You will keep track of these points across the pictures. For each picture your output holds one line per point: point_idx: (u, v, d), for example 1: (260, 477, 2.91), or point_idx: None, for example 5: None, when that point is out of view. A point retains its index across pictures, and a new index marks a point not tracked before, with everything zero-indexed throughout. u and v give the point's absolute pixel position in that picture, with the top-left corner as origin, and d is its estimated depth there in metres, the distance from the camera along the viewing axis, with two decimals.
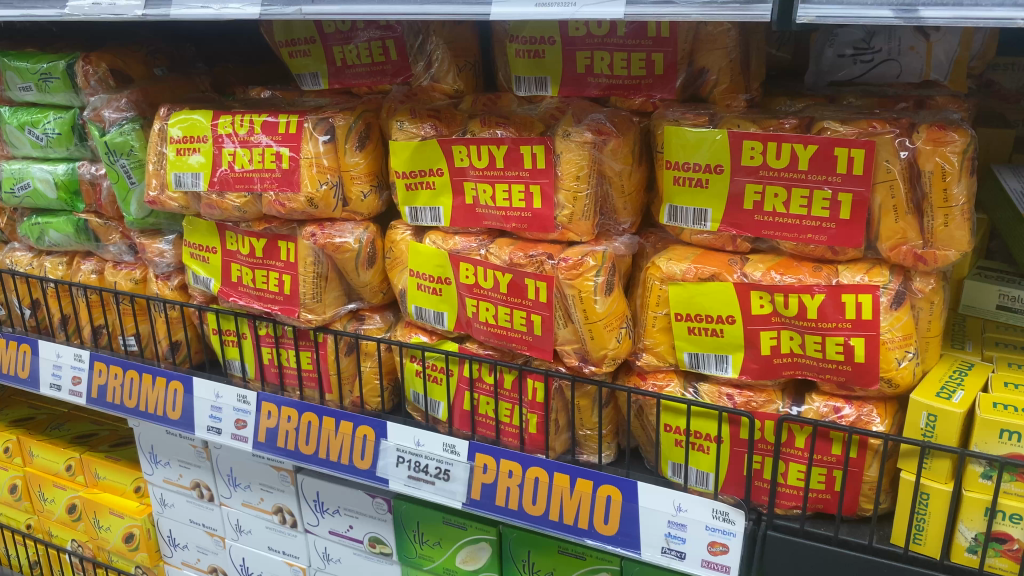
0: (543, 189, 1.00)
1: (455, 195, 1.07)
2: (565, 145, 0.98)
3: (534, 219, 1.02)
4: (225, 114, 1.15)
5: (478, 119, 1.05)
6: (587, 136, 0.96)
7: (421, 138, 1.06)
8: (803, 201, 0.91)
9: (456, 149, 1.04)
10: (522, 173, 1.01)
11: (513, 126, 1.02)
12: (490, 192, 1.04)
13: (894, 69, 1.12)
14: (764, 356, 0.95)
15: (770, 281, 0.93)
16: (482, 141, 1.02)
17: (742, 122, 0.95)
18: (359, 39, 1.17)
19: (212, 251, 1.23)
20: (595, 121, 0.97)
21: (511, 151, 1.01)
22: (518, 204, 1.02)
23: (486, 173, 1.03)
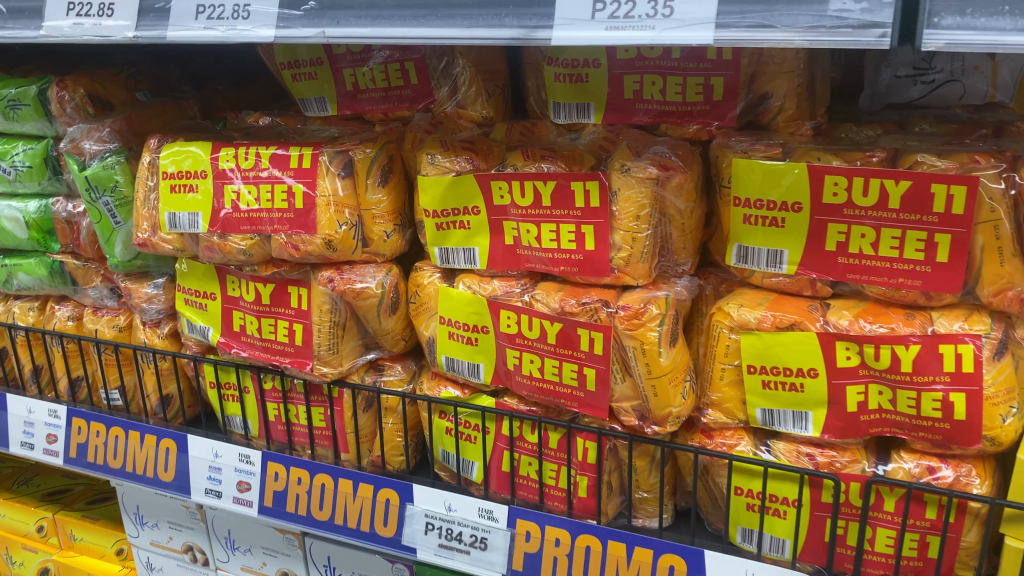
0: (597, 230, 0.90)
1: (493, 235, 0.96)
2: (624, 181, 0.87)
3: (585, 262, 0.91)
4: (227, 146, 1.03)
5: (519, 152, 0.95)
6: (652, 171, 0.86)
7: (454, 172, 0.95)
8: (894, 242, 0.83)
9: (495, 185, 0.93)
10: (572, 211, 0.91)
11: (561, 159, 0.92)
12: (535, 233, 0.93)
13: (957, 90, 1.03)
14: (850, 412, 0.87)
15: (859, 330, 0.84)
16: (526, 176, 0.91)
17: (821, 155, 0.86)
18: (373, 61, 1.05)
19: (210, 297, 1.11)
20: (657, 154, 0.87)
21: (560, 188, 0.90)
22: (568, 245, 0.92)
23: (530, 212, 0.93)
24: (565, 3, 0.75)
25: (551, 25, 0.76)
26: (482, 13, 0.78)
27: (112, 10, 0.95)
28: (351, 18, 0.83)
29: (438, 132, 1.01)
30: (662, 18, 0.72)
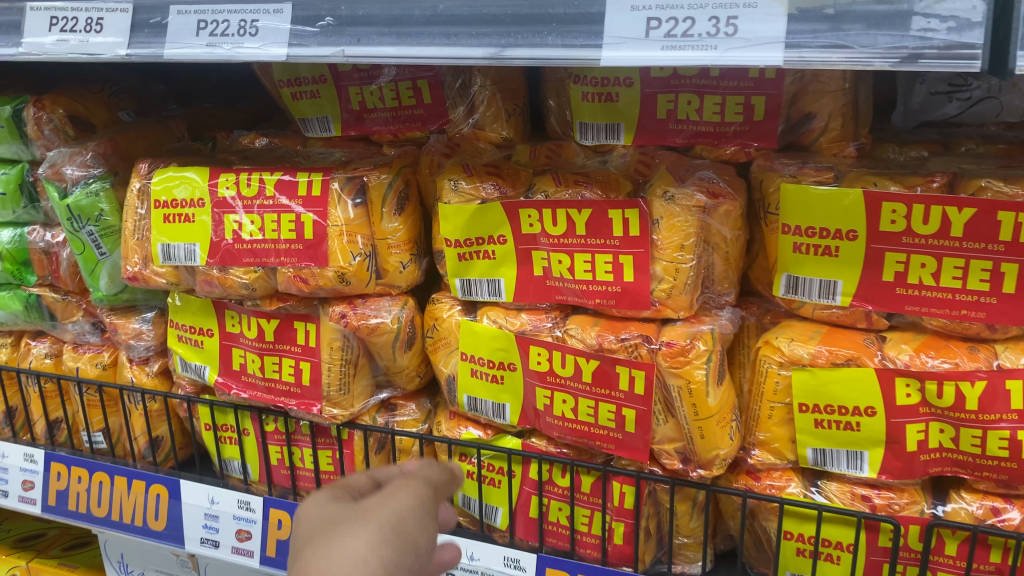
0: (636, 260, 0.83)
1: (521, 266, 0.89)
2: (668, 209, 0.82)
3: (623, 294, 0.85)
4: (226, 171, 0.95)
5: (550, 177, 0.88)
6: (700, 199, 0.81)
7: (480, 200, 0.88)
8: (957, 272, 0.78)
9: (523, 213, 0.87)
10: (609, 240, 0.84)
11: (596, 185, 0.85)
12: (568, 263, 0.86)
13: (994, 107, 0.99)
14: (910, 451, 0.82)
15: (920, 365, 0.79)
16: (558, 203, 0.85)
17: (876, 179, 0.81)
18: (383, 79, 0.98)
19: (207, 334, 1.02)
20: (704, 180, 0.82)
21: (597, 215, 0.84)
22: (604, 277, 0.85)
23: (562, 242, 0.86)
24: (615, 21, 0.69)
25: (600, 44, 0.70)
26: (522, 31, 0.72)
27: (101, 26, 0.86)
28: (373, 36, 0.76)
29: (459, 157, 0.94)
30: (725, 36, 0.67)
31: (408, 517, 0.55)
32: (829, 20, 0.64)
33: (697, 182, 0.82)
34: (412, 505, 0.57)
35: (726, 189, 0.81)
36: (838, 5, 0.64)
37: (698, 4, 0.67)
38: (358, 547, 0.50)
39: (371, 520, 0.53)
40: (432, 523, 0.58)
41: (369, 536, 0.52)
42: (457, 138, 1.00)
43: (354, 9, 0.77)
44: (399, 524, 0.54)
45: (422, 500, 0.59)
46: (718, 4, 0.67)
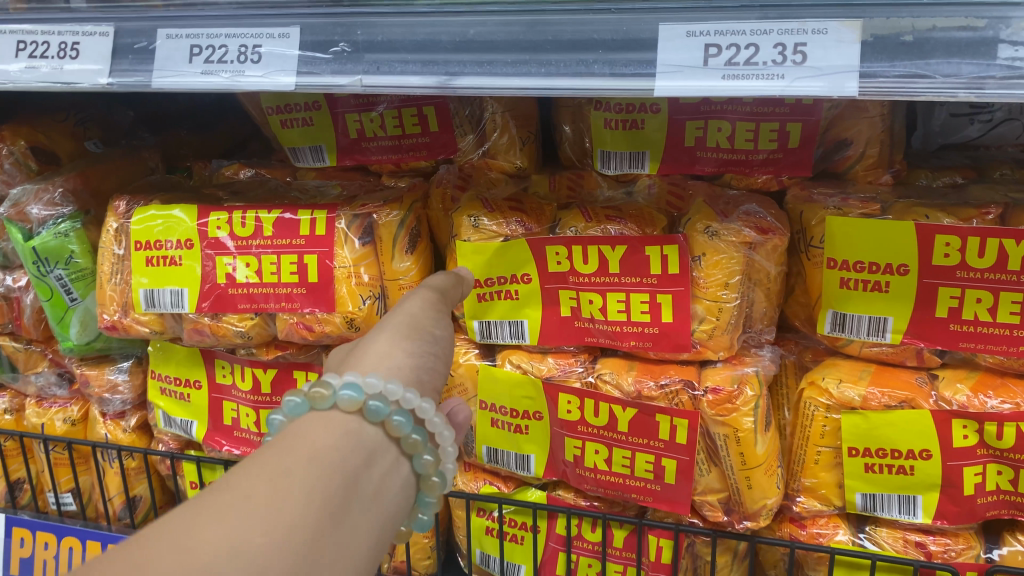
0: (676, 299, 0.78)
1: (547, 308, 0.82)
2: (711, 245, 0.77)
3: (661, 336, 0.79)
4: (216, 208, 0.86)
5: (577, 212, 0.83)
6: (748, 235, 0.76)
7: (503, 238, 0.81)
8: (1015, 307, 0.74)
9: (551, 251, 0.80)
10: (645, 278, 0.78)
11: (631, 220, 0.80)
12: (600, 303, 0.80)
13: (1015, 129, 0.96)
14: (966, 495, 0.78)
15: (978, 406, 0.75)
16: (589, 239, 0.79)
17: (925, 210, 0.77)
18: (384, 106, 0.90)
19: (194, 385, 0.94)
20: (751, 217, 0.77)
21: (632, 252, 0.78)
22: (639, 317, 0.79)
23: (592, 280, 0.80)
24: (670, 48, 0.64)
25: (653, 73, 0.64)
26: (565, 59, 0.66)
27: (76, 51, 0.77)
28: (395, 64, 0.69)
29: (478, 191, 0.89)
30: (793, 65, 0.61)
31: (420, 315, 0.60)
32: (907, 48, 0.59)
33: (740, 217, 0.78)
34: (420, 305, 0.61)
35: (771, 224, 0.77)
36: (917, 32, 0.59)
37: (762, 29, 0.62)
38: (380, 345, 0.56)
39: (386, 324, 0.58)
40: (441, 313, 0.62)
41: (391, 334, 0.57)
42: (467, 169, 0.94)
43: (372, 34, 0.70)
44: (412, 321, 0.58)
45: (429, 299, 0.63)
46: (784, 30, 0.61)
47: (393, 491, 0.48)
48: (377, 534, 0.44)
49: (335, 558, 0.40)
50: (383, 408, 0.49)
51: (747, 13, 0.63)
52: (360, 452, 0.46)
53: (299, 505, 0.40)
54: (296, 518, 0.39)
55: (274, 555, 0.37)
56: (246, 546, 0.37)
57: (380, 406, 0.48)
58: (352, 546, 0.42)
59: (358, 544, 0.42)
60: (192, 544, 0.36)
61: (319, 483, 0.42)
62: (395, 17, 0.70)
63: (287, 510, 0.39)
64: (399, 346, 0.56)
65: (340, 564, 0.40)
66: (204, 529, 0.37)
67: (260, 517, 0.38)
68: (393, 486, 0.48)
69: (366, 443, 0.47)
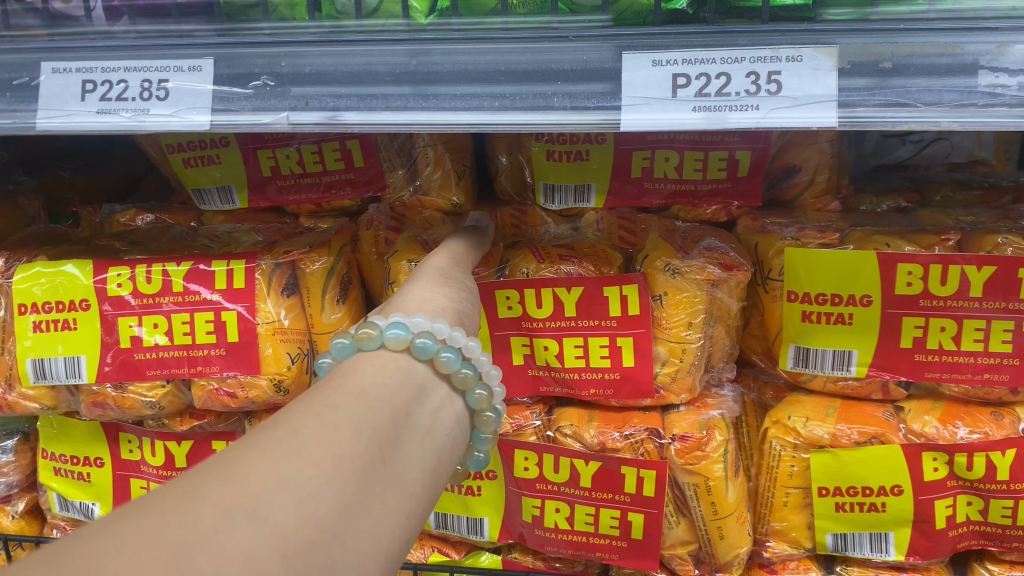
0: (637, 342, 0.73)
1: (497, 358, 0.76)
2: (672, 283, 0.72)
3: (622, 382, 0.74)
4: (115, 262, 0.76)
5: (528, 250, 0.77)
6: (712, 272, 0.72)
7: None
8: (979, 334, 0.72)
9: (501, 295, 0.74)
10: (604, 321, 0.73)
11: (586, 260, 0.75)
12: (556, 350, 0.74)
13: (944, 148, 0.97)
14: (939, 529, 0.75)
15: (948, 438, 0.73)
16: (541, 281, 0.73)
17: (884, 239, 0.75)
18: (303, 140, 0.82)
19: (95, 463, 0.83)
20: (713, 252, 0.73)
21: (589, 294, 0.72)
22: (599, 362, 0.74)
23: (548, 325, 0.74)
24: (636, 78, 0.59)
25: (617, 106, 0.59)
26: (519, 92, 0.60)
27: None
28: (326, 98, 0.61)
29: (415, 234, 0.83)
30: (768, 95, 0.57)
31: (450, 270, 0.59)
32: (886, 75, 0.56)
33: (702, 253, 0.74)
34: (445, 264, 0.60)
35: (734, 260, 0.73)
36: (896, 58, 0.56)
37: (733, 57, 0.58)
38: (420, 293, 0.54)
39: (421, 274, 0.57)
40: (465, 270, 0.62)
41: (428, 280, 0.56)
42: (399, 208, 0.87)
43: (298, 65, 0.62)
44: (444, 272, 0.58)
45: (452, 259, 0.62)
46: (756, 58, 0.57)
47: (444, 426, 0.42)
48: (431, 471, 0.38)
49: (391, 495, 0.34)
50: (432, 344, 0.44)
51: (715, 40, 0.58)
52: (406, 388, 0.41)
53: (351, 435, 0.34)
54: (347, 448, 0.33)
55: (331, 485, 0.31)
56: (300, 474, 0.30)
57: (428, 341, 0.44)
58: (407, 484, 0.36)
59: (417, 478, 0.36)
60: (239, 473, 0.29)
61: (368, 416, 0.36)
62: (325, 47, 0.62)
63: (338, 437, 0.33)
64: (439, 290, 0.54)
65: (397, 500, 0.34)
66: (248, 458, 0.30)
67: (309, 444, 0.32)
68: (447, 422, 0.43)
69: (417, 378, 0.42)
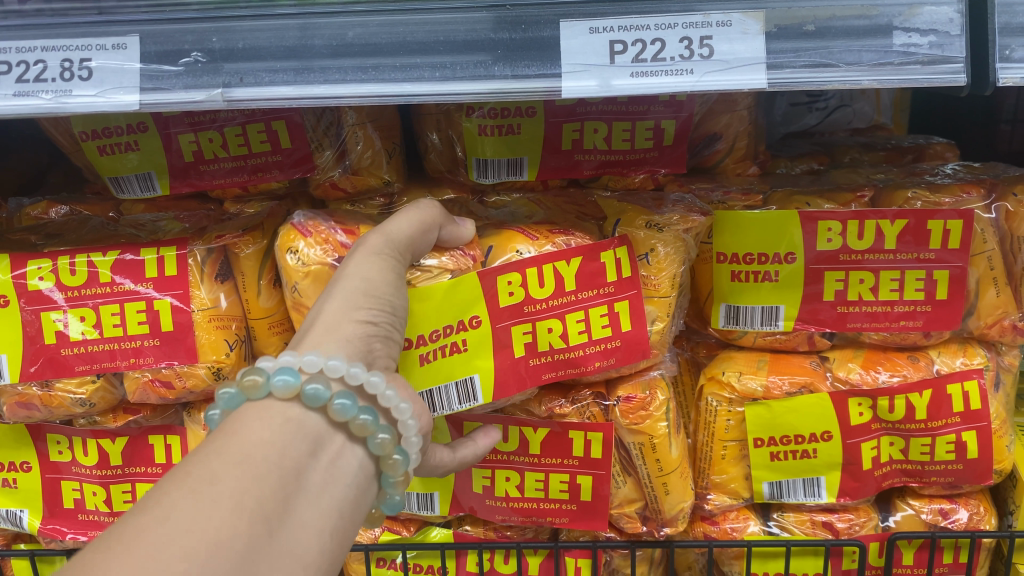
0: (633, 304, 0.73)
1: (500, 353, 0.71)
2: (660, 239, 0.75)
3: (628, 348, 0.73)
4: (35, 255, 0.73)
5: (503, 231, 0.74)
6: (693, 219, 0.76)
7: (450, 273, 0.69)
8: (894, 284, 0.78)
9: (503, 281, 0.70)
10: (602, 289, 0.72)
11: (572, 231, 0.74)
12: (559, 330, 0.72)
13: (847, 115, 1.04)
14: (866, 470, 0.80)
15: (871, 383, 0.78)
16: (548, 257, 0.70)
17: (807, 199, 0.78)
18: (226, 122, 0.80)
19: (21, 468, 0.79)
20: (684, 204, 0.78)
21: (588, 263, 0.71)
22: (602, 333, 0.73)
23: (550, 304, 0.71)
24: (574, 46, 0.60)
25: (557, 73, 0.60)
26: (461, 61, 0.60)
27: None
28: (262, 73, 0.60)
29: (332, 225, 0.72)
30: (700, 59, 0.59)
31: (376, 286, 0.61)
32: (810, 37, 0.59)
33: (679, 206, 0.78)
34: (378, 262, 0.62)
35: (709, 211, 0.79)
36: (818, 21, 0.59)
37: (666, 24, 0.60)
38: (333, 315, 0.59)
39: (338, 291, 0.61)
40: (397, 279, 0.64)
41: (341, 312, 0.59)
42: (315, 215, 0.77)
43: (230, 40, 0.60)
44: (366, 288, 0.60)
45: (388, 251, 0.63)
46: (688, 23, 0.60)
47: (334, 481, 0.50)
48: (318, 531, 0.46)
49: (267, 562, 0.41)
50: (321, 390, 0.52)
51: (649, 7, 0.60)
52: (293, 450, 0.48)
53: (225, 518, 0.41)
54: (220, 529, 0.40)
55: (199, 567, 0.38)
56: (167, 565, 0.37)
57: (317, 389, 0.51)
58: (285, 550, 0.43)
59: (296, 542, 0.44)
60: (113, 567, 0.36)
61: (245, 493, 0.43)
62: (256, 20, 0.61)
63: (214, 519, 0.40)
64: (345, 335, 0.58)
65: (276, 565, 0.42)
66: (124, 550, 0.37)
67: (181, 531, 0.39)
68: (341, 468, 0.51)
69: (305, 431, 0.50)
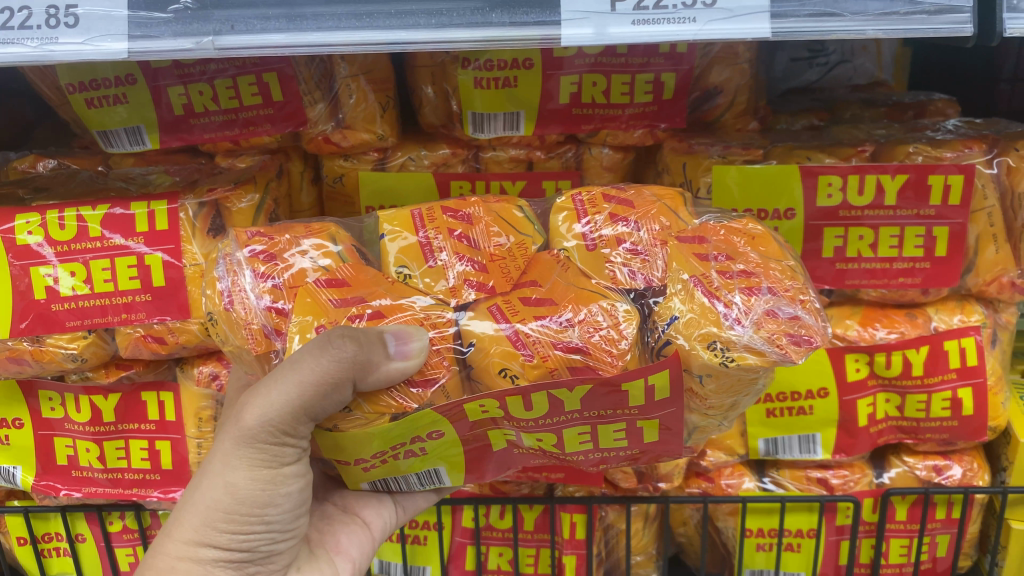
0: (663, 423, 0.61)
1: (470, 452, 0.64)
2: (717, 367, 0.56)
3: (639, 450, 0.64)
4: (22, 209, 0.71)
5: (494, 322, 0.56)
6: (771, 358, 0.55)
7: (389, 416, 0.56)
8: (893, 241, 0.77)
9: (472, 409, 0.57)
10: (622, 411, 0.59)
11: (593, 338, 0.55)
12: (555, 441, 0.62)
13: (848, 71, 1.02)
14: (861, 427, 0.80)
15: (869, 339, 0.78)
16: (534, 388, 0.55)
17: (807, 153, 0.78)
18: (217, 75, 0.78)
19: (13, 425, 0.78)
20: (777, 318, 0.56)
21: (601, 390, 0.56)
22: (611, 442, 0.63)
23: (543, 423, 0.59)
24: None
25: (556, 21, 0.58)
26: (456, 8, 0.59)
27: None
28: (254, 20, 0.59)
29: (257, 295, 0.58)
30: (703, 7, 0.58)
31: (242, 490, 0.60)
32: None
33: (764, 319, 0.56)
34: (249, 471, 0.60)
35: (816, 331, 0.57)
36: None
37: None
38: (191, 537, 0.61)
39: (202, 504, 0.61)
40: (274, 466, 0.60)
41: (203, 522, 0.61)
42: (254, 239, 0.62)
43: None
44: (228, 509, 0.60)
45: (266, 451, 0.60)
46: None
47: None
48: None
49: None
50: None
51: None
52: None
53: None
54: None
55: None
56: None
57: None
58: None
59: None
60: None
61: None
62: None
63: None
64: (200, 560, 0.60)
65: None
66: None
67: None
68: None
69: None
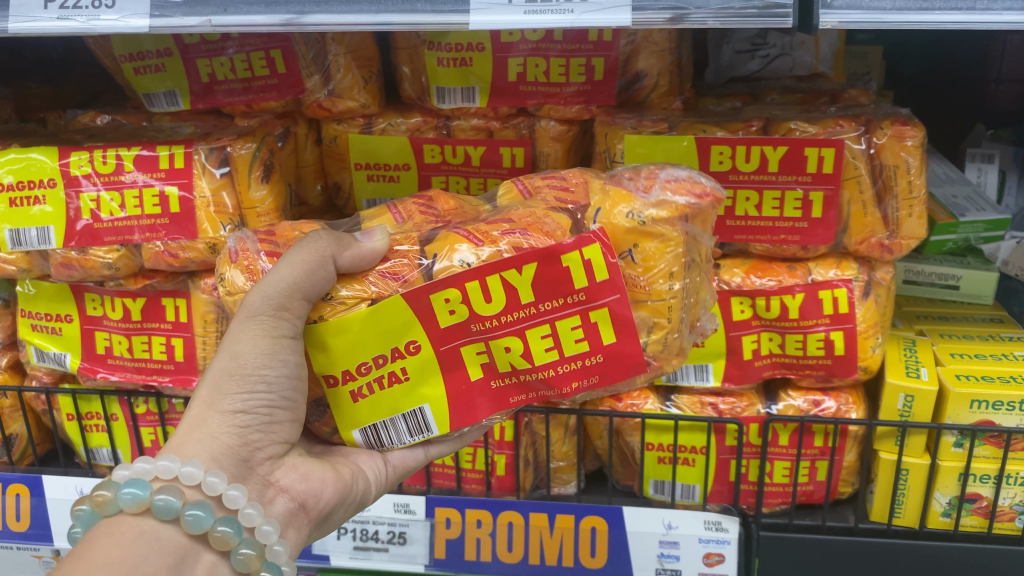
0: (613, 311, 0.70)
1: (449, 377, 0.72)
2: (640, 231, 0.70)
3: (607, 363, 0.72)
4: (75, 148, 0.92)
5: (453, 237, 0.70)
6: (678, 205, 0.70)
7: (367, 302, 0.68)
8: (776, 203, 0.91)
9: (436, 299, 0.68)
10: (569, 299, 0.69)
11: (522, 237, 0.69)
12: (520, 348, 0.71)
13: (787, 64, 1.16)
14: (746, 360, 0.96)
15: (751, 285, 0.93)
16: (488, 267, 0.68)
17: (706, 126, 0.93)
18: (234, 51, 0.98)
19: (65, 319, 1.00)
20: (677, 183, 0.72)
21: (545, 269, 0.68)
22: (575, 348, 0.71)
23: (499, 323, 0.70)
24: None
25: None
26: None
27: None
28: (240, 5, 0.75)
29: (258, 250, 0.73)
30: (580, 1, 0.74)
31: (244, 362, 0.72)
32: None
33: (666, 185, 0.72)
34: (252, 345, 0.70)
35: (711, 189, 0.73)
36: None
37: None
38: (203, 409, 0.73)
39: (215, 377, 0.74)
40: (276, 340, 0.69)
41: (214, 391, 0.73)
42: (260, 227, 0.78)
43: None
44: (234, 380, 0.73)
45: (268, 326, 0.68)
46: None
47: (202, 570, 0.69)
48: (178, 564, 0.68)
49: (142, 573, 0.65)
50: (172, 502, 0.68)
51: None
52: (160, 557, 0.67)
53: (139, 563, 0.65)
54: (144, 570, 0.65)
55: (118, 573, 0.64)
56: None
57: (166, 500, 0.68)
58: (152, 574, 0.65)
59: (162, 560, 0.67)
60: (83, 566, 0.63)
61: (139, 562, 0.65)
62: None
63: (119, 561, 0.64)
64: (210, 426, 0.73)
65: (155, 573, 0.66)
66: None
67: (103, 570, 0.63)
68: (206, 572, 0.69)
69: (154, 533, 0.68)
